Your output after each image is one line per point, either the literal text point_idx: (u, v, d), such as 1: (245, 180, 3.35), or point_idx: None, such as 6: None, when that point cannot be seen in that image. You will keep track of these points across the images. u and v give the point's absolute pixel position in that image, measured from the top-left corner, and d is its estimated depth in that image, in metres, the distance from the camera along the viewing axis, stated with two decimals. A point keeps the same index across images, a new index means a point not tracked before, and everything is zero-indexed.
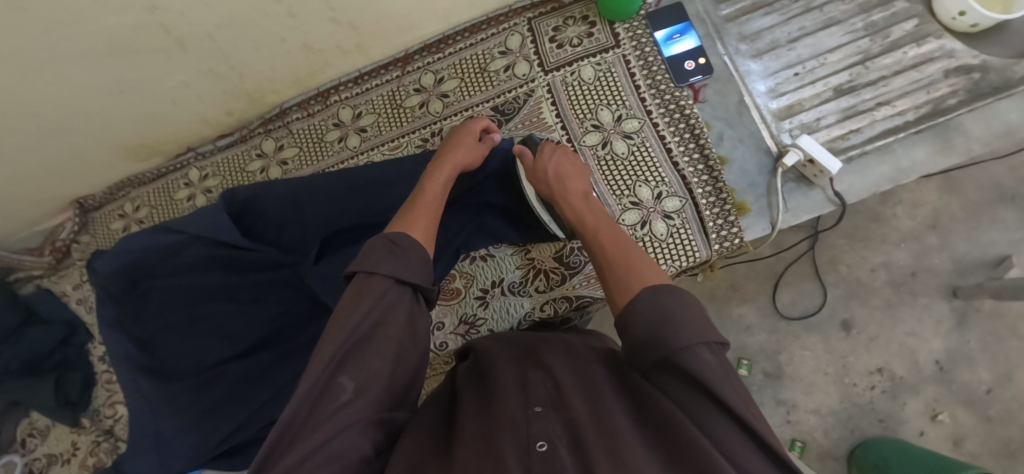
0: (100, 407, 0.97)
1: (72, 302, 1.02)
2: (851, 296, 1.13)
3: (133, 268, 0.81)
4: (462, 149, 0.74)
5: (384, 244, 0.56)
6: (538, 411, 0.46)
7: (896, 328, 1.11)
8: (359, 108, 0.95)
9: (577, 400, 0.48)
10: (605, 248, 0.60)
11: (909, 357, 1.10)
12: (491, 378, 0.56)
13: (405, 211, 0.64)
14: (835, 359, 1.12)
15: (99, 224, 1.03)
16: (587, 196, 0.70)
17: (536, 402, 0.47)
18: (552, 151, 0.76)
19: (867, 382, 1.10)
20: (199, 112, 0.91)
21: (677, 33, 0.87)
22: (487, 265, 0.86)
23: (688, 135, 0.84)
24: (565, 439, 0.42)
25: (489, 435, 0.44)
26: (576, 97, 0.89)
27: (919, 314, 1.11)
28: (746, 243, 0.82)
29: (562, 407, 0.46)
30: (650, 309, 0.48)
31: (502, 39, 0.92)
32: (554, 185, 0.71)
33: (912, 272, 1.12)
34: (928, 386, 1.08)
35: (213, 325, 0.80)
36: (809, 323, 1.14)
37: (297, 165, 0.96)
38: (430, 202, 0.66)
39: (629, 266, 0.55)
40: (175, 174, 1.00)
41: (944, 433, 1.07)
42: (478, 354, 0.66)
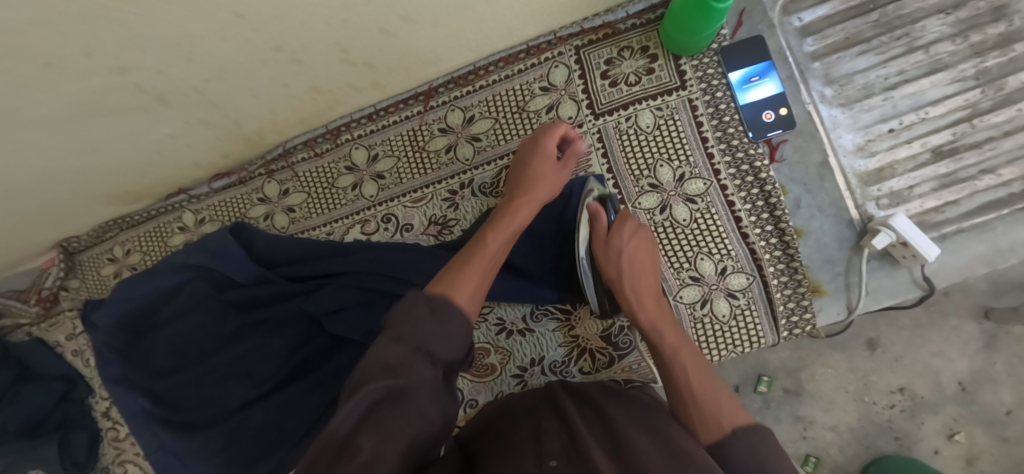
0: (109, 464, 0.92)
1: (68, 353, 0.93)
2: (880, 315, 0.89)
3: (128, 318, 0.86)
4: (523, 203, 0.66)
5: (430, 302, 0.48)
6: (552, 464, 0.40)
7: (922, 347, 0.88)
8: (375, 149, 0.82)
9: (595, 451, 0.42)
10: (686, 369, 0.53)
11: (931, 378, 0.87)
12: (502, 432, 0.50)
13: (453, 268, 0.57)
14: (857, 378, 0.89)
15: (88, 268, 0.93)
16: (658, 298, 0.63)
17: (549, 455, 0.42)
18: (632, 230, 0.66)
19: (886, 401, 0.88)
20: (191, 158, 0.79)
21: (756, 75, 0.74)
22: (527, 340, 0.78)
23: (761, 203, 0.73)
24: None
25: None
26: (631, 149, 0.76)
27: (948, 335, 0.87)
28: (817, 328, 0.74)
29: (574, 457, 0.41)
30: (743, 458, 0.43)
31: (544, 71, 0.78)
32: (627, 273, 0.63)
33: (945, 291, 0.88)
34: (949, 405, 0.87)
35: (235, 367, 0.82)
36: (834, 341, 0.90)
37: (305, 212, 0.85)
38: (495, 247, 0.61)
39: (716, 399, 0.49)
40: (167, 217, 0.89)
41: (958, 452, 0.86)
42: (494, 408, 0.61)
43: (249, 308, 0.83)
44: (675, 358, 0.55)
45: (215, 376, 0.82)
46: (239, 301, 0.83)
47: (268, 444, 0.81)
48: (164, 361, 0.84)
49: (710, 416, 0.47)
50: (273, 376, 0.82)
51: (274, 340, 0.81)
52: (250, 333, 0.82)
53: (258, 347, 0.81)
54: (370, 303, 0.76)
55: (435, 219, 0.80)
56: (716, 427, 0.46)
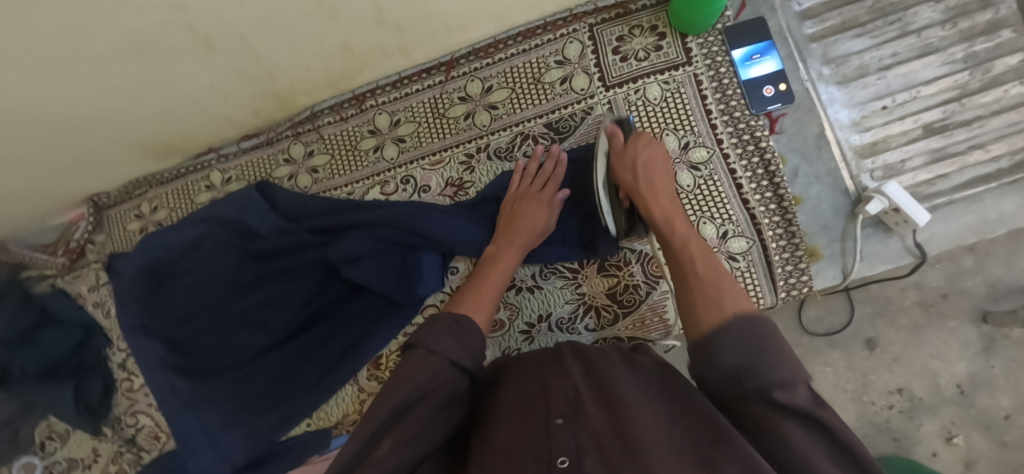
0: (121, 415, 0.93)
1: (88, 305, 0.96)
2: (878, 315, 0.92)
3: (151, 267, 0.89)
4: (506, 255, 0.72)
5: (450, 322, 0.58)
6: (559, 422, 0.46)
7: (920, 349, 0.90)
8: (397, 115, 0.87)
9: (595, 410, 0.48)
10: (693, 255, 0.57)
11: (929, 379, 0.89)
12: (514, 388, 0.56)
13: (471, 288, 0.69)
14: (854, 376, 0.92)
15: (114, 223, 0.98)
16: (672, 198, 0.66)
17: (557, 412, 0.48)
18: (646, 143, 0.69)
19: (885, 401, 0.91)
20: (224, 113, 0.84)
21: (757, 53, 0.79)
22: (534, 297, 0.81)
23: (761, 171, 0.77)
24: (587, 451, 0.42)
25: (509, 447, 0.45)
26: (639, 119, 0.81)
27: (946, 337, 0.90)
28: (813, 292, 0.77)
29: (582, 417, 0.47)
30: (742, 343, 0.43)
31: (559, 46, 0.84)
32: (642, 170, 0.67)
33: (943, 293, 0.90)
34: (947, 407, 0.89)
35: (253, 314, 0.85)
36: (832, 339, 0.93)
37: (328, 173, 0.89)
38: (494, 281, 0.69)
39: (719, 290, 0.50)
40: (196, 175, 0.94)
41: (956, 455, 0.88)
42: (510, 361, 0.67)
43: (268, 259, 0.86)
44: (684, 248, 0.58)
45: (232, 323, 0.85)
46: (259, 251, 0.86)
47: (280, 393, 0.85)
48: (182, 308, 0.87)
49: (717, 300, 0.49)
50: (288, 326, 0.85)
51: (290, 288, 0.84)
52: (268, 282, 0.85)
53: (276, 295, 0.85)
54: (388, 254, 0.79)
55: (451, 181, 0.85)
56: (719, 312, 0.48)
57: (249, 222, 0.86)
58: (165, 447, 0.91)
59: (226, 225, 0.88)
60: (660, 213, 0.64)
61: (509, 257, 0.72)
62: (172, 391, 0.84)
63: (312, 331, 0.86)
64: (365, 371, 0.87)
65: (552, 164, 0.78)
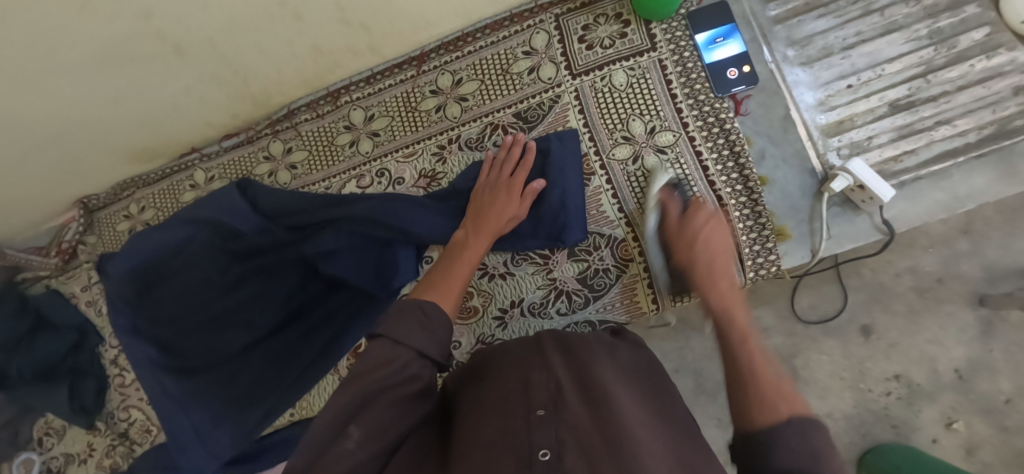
0: (115, 410, 0.97)
1: (82, 304, 1.00)
2: (873, 302, 0.91)
3: (140, 271, 0.91)
4: (476, 242, 0.72)
5: (417, 311, 0.55)
6: (540, 415, 0.47)
7: (917, 335, 0.90)
8: (372, 110, 0.89)
9: (577, 404, 0.49)
10: (747, 334, 0.58)
11: (927, 365, 0.89)
12: (493, 378, 0.57)
13: (439, 272, 0.66)
14: (851, 364, 0.91)
15: (105, 225, 1.01)
16: (732, 283, 0.66)
17: (538, 404, 0.49)
18: (706, 216, 0.72)
19: (882, 389, 0.90)
20: (204, 115, 0.87)
21: (720, 36, 0.80)
22: (507, 283, 0.82)
23: (726, 153, 0.78)
24: (567, 447, 0.43)
25: (489, 440, 0.46)
26: (605, 105, 0.82)
27: (942, 322, 0.89)
28: (782, 271, 0.77)
29: (562, 410, 0.48)
30: (795, 450, 0.42)
31: (526, 37, 0.85)
32: (702, 248, 0.69)
33: (939, 277, 0.89)
34: (946, 393, 0.88)
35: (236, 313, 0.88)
36: (826, 327, 0.93)
37: (307, 169, 0.91)
38: (461, 267, 0.67)
39: (770, 388, 0.49)
40: (180, 175, 0.97)
41: (957, 441, 0.88)
42: (487, 353, 0.67)
43: (249, 257, 0.89)
44: (741, 343, 0.57)
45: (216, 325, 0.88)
46: (238, 250, 0.89)
47: (266, 388, 0.88)
48: (167, 313, 0.89)
49: (766, 401, 0.48)
50: (271, 321, 0.88)
51: (271, 285, 0.88)
52: (251, 280, 0.89)
53: (258, 292, 0.88)
54: (363, 247, 0.81)
55: (424, 173, 0.86)
56: (772, 409, 0.47)
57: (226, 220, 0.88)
58: (156, 438, 0.94)
59: (208, 225, 0.91)
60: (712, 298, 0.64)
61: (479, 244, 0.72)
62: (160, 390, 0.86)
63: (293, 326, 0.88)
64: (346, 361, 0.90)
65: (519, 151, 0.79)
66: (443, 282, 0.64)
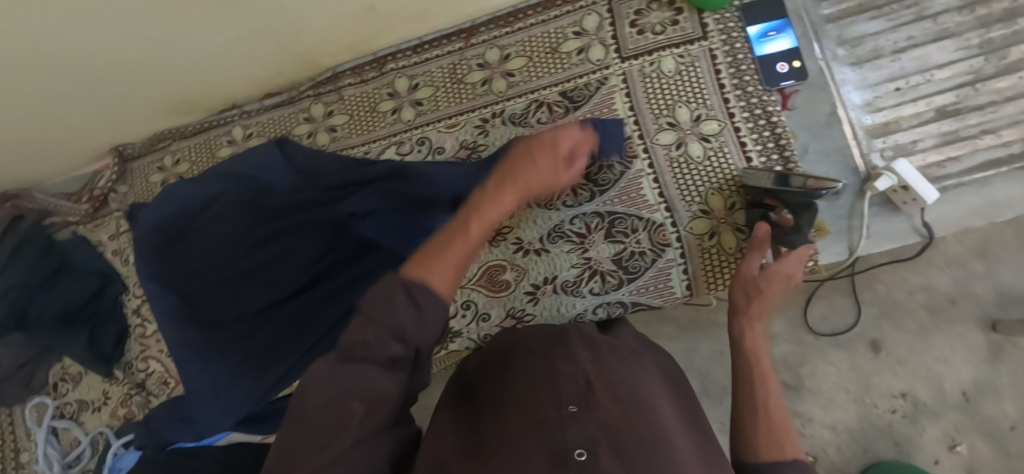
0: (133, 360, 0.97)
1: (108, 253, 1.00)
2: (884, 318, 0.91)
3: (168, 222, 0.91)
4: (500, 199, 0.52)
5: (414, 281, 0.41)
6: (571, 411, 0.45)
7: (926, 353, 0.90)
8: (417, 79, 0.90)
9: (606, 399, 0.48)
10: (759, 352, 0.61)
11: (934, 384, 0.89)
12: (516, 370, 0.56)
13: (432, 244, 0.46)
14: (858, 378, 0.91)
15: (137, 175, 1.00)
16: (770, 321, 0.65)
17: (568, 399, 0.47)
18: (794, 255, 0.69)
19: (888, 405, 0.90)
20: (250, 69, 0.87)
21: (773, 30, 0.80)
22: (542, 260, 0.82)
23: (771, 145, 0.78)
24: (601, 447, 0.41)
25: (517, 433, 0.44)
26: (653, 90, 0.82)
27: (953, 342, 0.89)
28: (818, 267, 0.78)
29: (593, 406, 0.46)
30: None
31: (578, 18, 0.85)
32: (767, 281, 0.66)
33: (951, 298, 0.89)
34: (952, 413, 0.88)
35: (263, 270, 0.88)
36: (837, 340, 0.92)
37: (346, 133, 0.92)
38: (460, 244, 0.47)
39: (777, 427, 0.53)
40: (219, 130, 0.97)
41: (960, 464, 0.87)
42: (506, 343, 0.66)
43: (281, 215, 0.88)
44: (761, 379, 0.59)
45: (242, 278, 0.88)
46: (270, 206, 0.87)
47: (285, 347, 0.88)
48: (193, 264, 0.89)
49: (777, 440, 0.52)
50: (297, 280, 0.88)
51: (302, 244, 0.87)
52: (279, 238, 0.88)
53: (288, 252, 0.87)
54: (399, 211, 0.81)
55: (465, 144, 0.87)
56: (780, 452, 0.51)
57: (262, 177, 0.89)
58: (173, 391, 0.94)
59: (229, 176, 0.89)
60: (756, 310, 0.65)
61: (501, 202, 0.52)
62: (181, 341, 0.87)
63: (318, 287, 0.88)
64: None
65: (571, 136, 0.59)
66: (439, 246, 0.46)
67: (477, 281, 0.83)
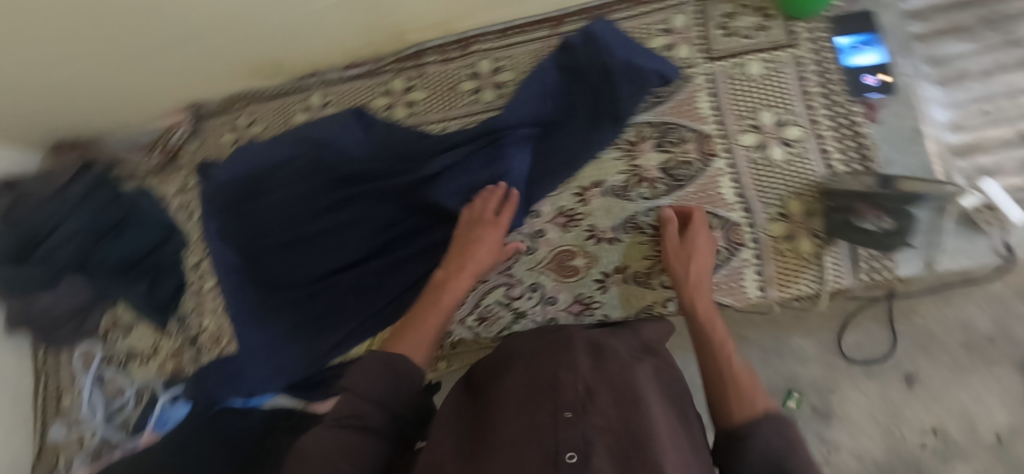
0: (187, 314, 0.98)
1: (173, 207, 1.03)
2: (919, 351, 0.83)
3: (236, 180, 0.91)
4: (455, 281, 0.74)
5: (382, 357, 0.54)
6: (567, 416, 0.43)
7: (960, 388, 0.81)
8: (500, 62, 0.91)
9: (608, 406, 0.46)
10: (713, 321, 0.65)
11: (966, 421, 0.79)
12: (513, 373, 0.53)
13: (413, 320, 0.66)
14: (886, 406, 0.82)
15: (210, 134, 1.02)
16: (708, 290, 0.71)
17: (565, 405, 0.45)
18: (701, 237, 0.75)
19: (917, 439, 0.80)
20: (340, 37, 0.88)
21: (861, 43, 0.81)
22: (613, 249, 0.82)
23: (854, 155, 0.79)
24: (596, 451, 0.40)
25: (510, 439, 0.43)
26: (738, 93, 0.83)
27: (987, 379, 0.80)
28: (895, 279, 0.77)
29: (592, 412, 0.44)
30: (772, 442, 0.46)
31: (667, 16, 0.87)
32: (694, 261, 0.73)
33: (991, 336, 0.81)
34: (984, 454, 0.78)
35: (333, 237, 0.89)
36: (870, 369, 0.84)
37: (425, 108, 0.93)
38: (435, 312, 0.68)
39: (738, 387, 0.53)
40: (296, 96, 0.98)
41: None
42: (508, 349, 0.63)
43: (353, 183, 0.89)
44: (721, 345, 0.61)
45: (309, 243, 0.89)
46: (343, 173, 0.88)
47: (347, 314, 0.88)
48: (258, 223, 0.90)
49: (742, 393, 0.52)
50: (365, 249, 0.88)
51: (376, 212, 0.88)
52: (349, 206, 0.89)
53: (358, 219, 0.88)
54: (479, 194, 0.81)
55: None
56: (751, 407, 0.51)
57: (340, 144, 0.89)
58: (225, 349, 0.93)
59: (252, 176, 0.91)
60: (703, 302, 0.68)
61: (456, 288, 0.73)
62: (240, 300, 0.88)
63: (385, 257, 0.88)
64: None
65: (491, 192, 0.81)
66: (409, 331, 0.64)
67: (547, 264, 0.84)
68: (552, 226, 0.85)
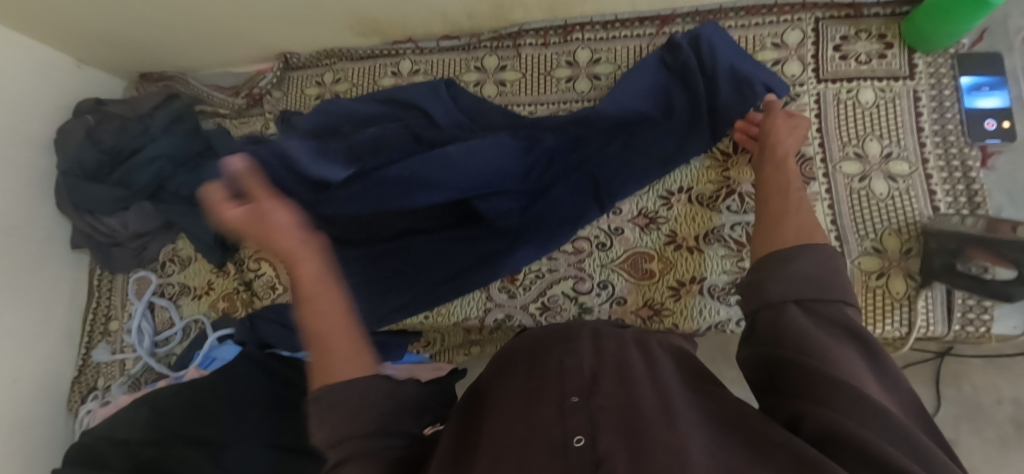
0: (245, 258, 0.97)
1: (248, 152, 1.02)
2: (964, 417, 0.88)
3: (323, 129, 0.92)
4: (306, 262, 0.60)
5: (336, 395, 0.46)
6: (572, 403, 0.43)
7: None
8: (600, 54, 0.89)
9: (612, 387, 0.45)
10: (783, 167, 0.68)
11: None
12: (517, 375, 0.53)
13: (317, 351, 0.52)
14: None
15: (294, 86, 1.02)
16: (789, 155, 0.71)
17: (570, 392, 0.44)
18: (782, 118, 0.74)
19: None
20: (446, 5, 0.88)
21: (985, 85, 0.78)
22: (692, 258, 0.80)
23: (963, 199, 0.75)
24: (603, 429, 0.39)
25: (516, 431, 0.42)
26: (845, 118, 0.80)
27: None
28: (988, 336, 0.74)
29: (596, 396, 0.43)
30: (820, 264, 0.51)
31: (780, 30, 0.84)
32: (788, 130, 0.72)
33: None
34: None
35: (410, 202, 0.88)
36: None
37: (515, 89, 0.92)
38: (334, 319, 0.54)
39: (801, 214, 0.59)
40: (386, 60, 0.98)
41: None
42: (514, 345, 0.62)
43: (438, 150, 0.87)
44: (790, 182, 0.66)
45: None
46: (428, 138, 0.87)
47: (411, 278, 0.86)
48: None
49: (792, 232, 0.57)
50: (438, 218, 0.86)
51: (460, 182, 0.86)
52: None
53: None
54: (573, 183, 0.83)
55: None
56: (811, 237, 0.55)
57: (429, 109, 0.88)
58: (279, 298, 0.94)
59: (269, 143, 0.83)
60: (784, 146, 0.71)
61: (308, 268, 0.60)
62: None
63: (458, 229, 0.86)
64: (499, 284, 0.85)
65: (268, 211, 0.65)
66: (324, 358, 0.51)
67: (621, 263, 0.82)
68: (631, 225, 0.82)
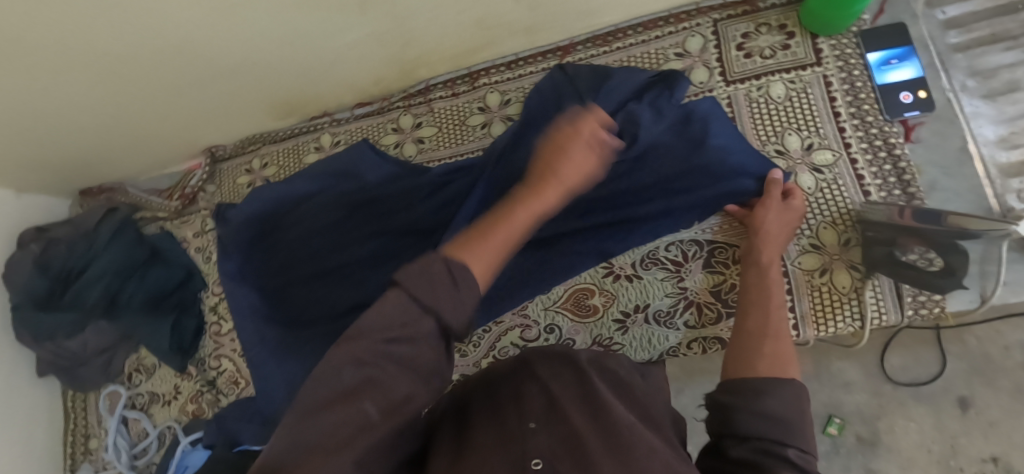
0: (206, 357, 0.97)
1: (192, 249, 1.03)
2: None
3: (259, 215, 0.90)
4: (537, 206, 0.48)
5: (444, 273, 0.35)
6: (533, 425, 0.39)
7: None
8: (509, 95, 0.89)
9: (575, 411, 0.41)
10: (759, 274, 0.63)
11: None
12: (493, 393, 0.47)
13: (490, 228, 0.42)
14: (942, 437, 0.78)
15: (226, 175, 1.04)
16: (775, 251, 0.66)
17: (530, 416, 0.41)
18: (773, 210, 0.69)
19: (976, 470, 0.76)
20: (351, 76, 0.89)
21: (894, 58, 0.76)
22: (633, 286, 0.78)
23: (893, 179, 0.73)
24: (563, 458, 0.36)
25: (479, 447, 0.38)
26: (760, 116, 0.78)
27: None
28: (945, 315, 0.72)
29: (558, 422, 0.40)
30: (783, 405, 0.43)
31: (680, 39, 0.83)
32: (779, 228, 0.68)
33: None
34: None
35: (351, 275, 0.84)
36: (918, 392, 0.80)
37: (433, 144, 0.91)
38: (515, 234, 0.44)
39: (777, 340, 0.52)
40: (307, 136, 0.99)
41: None
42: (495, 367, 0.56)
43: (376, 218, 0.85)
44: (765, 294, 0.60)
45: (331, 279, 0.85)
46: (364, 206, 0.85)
47: None
48: (279, 260, 0.88)
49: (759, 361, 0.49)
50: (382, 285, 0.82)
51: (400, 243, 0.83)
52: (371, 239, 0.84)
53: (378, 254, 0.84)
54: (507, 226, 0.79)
55: None
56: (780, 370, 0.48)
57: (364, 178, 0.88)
58: (242, 391, 0.93)
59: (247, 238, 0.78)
60: (768, 255, 0.65)
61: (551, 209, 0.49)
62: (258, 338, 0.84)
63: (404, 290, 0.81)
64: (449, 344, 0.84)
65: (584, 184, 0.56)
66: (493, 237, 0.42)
67: (563, 303, 0.80)
68: None
